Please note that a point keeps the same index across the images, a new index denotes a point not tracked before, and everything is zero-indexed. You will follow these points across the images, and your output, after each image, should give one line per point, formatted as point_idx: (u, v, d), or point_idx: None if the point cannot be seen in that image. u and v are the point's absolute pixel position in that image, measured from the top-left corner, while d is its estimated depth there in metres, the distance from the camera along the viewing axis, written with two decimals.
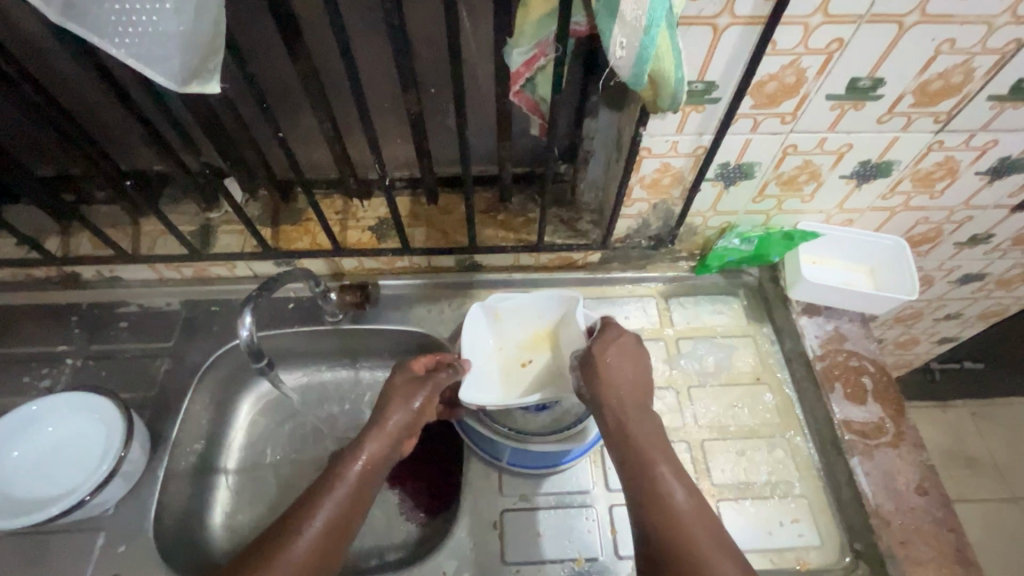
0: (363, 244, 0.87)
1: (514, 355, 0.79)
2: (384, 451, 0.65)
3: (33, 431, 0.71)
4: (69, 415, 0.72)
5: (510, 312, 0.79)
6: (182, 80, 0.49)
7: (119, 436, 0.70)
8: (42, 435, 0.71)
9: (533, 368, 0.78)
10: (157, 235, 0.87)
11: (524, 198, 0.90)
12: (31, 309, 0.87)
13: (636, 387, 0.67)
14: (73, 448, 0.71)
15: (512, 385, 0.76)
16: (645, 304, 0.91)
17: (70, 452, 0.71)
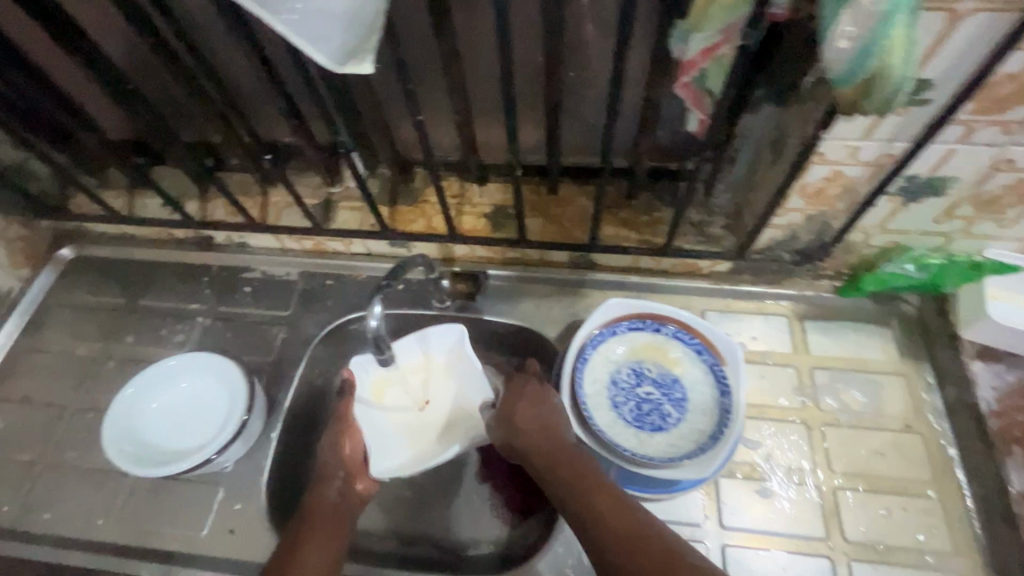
0: (477, 233, 0.84)
1: (405, 403, 0.75)
2: (344, 487, 0.67)
3: (168, 385, 0.76)
4: (199, 373, 0.76)
5: (395, 358, 0.76)
6: (341, 60, 0.46)
7: (242, 400, 0.73)
8: (176, 390, 0.76)
9: (428, 411, 0.75)
10: (283, 206, 0.89)
11: (653, 196, 0.82)
12: (169, 266, 0.93)
13: (549, 430, 0.64)
14: (201, 405, 0.76)
15: (411, 436, 0.73)
16: (777, 323, 0.82)
17: (199, 409, 0.75)
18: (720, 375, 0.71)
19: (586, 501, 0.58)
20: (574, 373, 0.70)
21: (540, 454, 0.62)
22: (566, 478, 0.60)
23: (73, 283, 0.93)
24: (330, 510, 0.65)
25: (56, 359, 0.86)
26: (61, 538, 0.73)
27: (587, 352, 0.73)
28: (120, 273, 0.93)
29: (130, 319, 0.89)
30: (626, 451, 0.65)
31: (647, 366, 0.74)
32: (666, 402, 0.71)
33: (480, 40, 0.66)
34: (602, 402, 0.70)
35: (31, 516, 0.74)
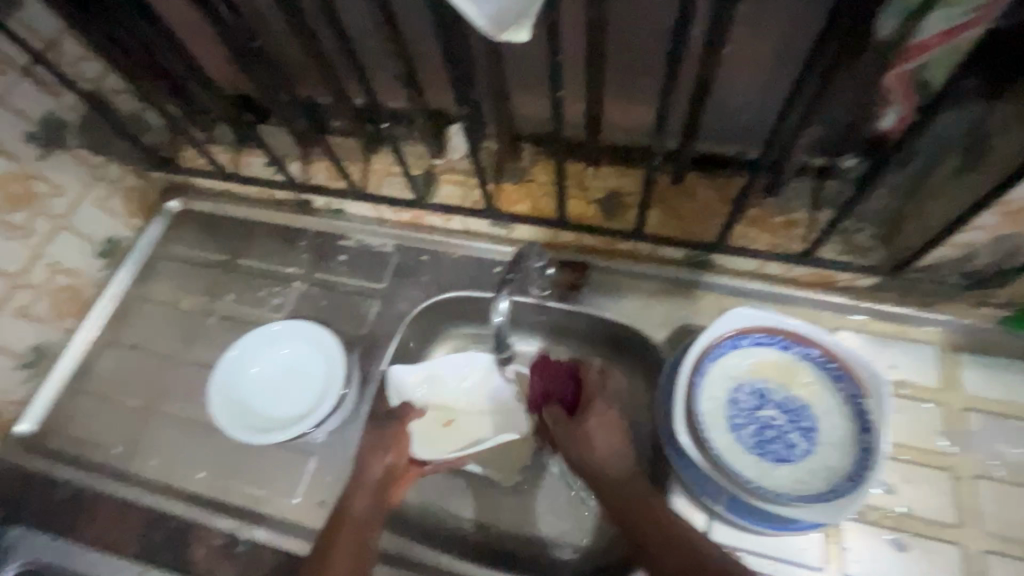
0: (587, 220, 0.78)
1: (439, 412, 0.75)
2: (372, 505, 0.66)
3: (269, 350, 0.77)
4: (300, 341, 0.77)
5: (443, 366, 0.77)
6: (498, 29, 0.41)
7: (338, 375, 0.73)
8: (275, 355, 0.77)
9: (458, 427, 0.74)
10: (385, 174, 0.86)
11: (792, 194, 0.73)
12: (269, 227, 0.93)
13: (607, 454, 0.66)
14: (300, 372, 0.77)
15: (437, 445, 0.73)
16: (925, 352, 0.71)
17: (295, 377, 0.76)
18: (859, 408, 0.62)
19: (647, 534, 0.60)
20: (692, 386, 0.64)
21: (598, 479, 0.65)
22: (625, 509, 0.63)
23: (179, 236, 0.95)
24: (362, 519, 0.65)
25: (162, 310, 0.89)
26: (164, 486, 0.75)
27: (705, 365, 0.66)
28: (222, 229, 0.94)
29: (231, 277, 0.90)
30: (747, 482, 0.59)
31: (771, 387, 0.66)
32: (792, 429, 0.64)
33: (629, 6, 0.58)
34: (719, 422, 0.64)
35: (139, 460, 0.78)
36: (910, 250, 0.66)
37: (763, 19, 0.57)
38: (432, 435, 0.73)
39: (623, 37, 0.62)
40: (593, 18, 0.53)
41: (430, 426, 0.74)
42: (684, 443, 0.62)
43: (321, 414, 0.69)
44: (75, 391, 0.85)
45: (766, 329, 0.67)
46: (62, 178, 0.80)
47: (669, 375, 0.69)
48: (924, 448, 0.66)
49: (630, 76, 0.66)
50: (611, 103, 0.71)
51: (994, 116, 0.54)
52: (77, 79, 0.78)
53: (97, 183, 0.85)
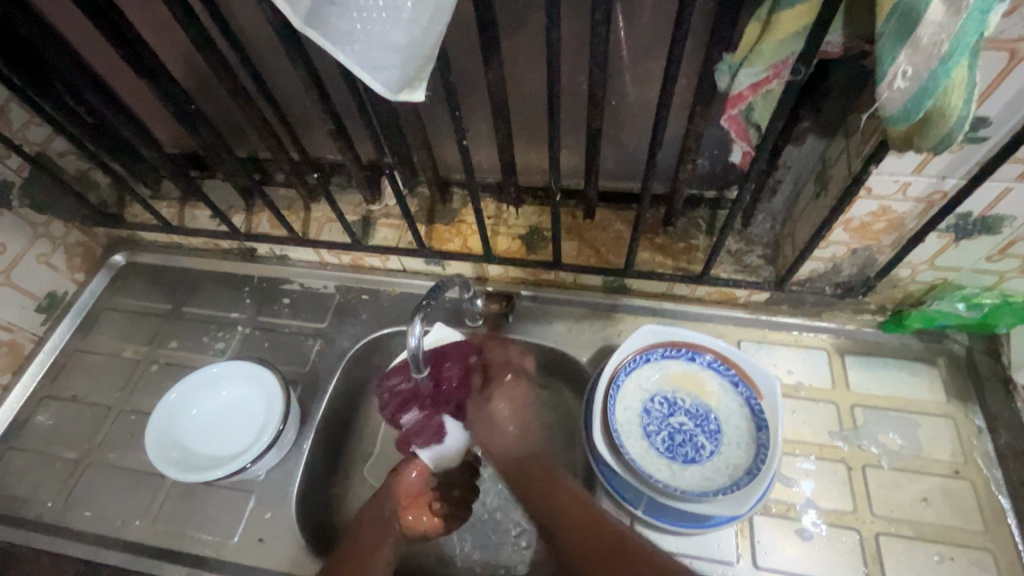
0: (511, 253, 0.84)
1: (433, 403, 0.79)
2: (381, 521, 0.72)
3: (210, 391, 0.79)
4: (240, 380, 0.80)
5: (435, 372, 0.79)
6: (395, 88, 0.48)
7: (277, 411, 0.76)
8: (216, 396, 0.80)
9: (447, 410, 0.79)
10: (325, 221, 0.91)
11: (689, 223, 0.82)
12: (214, 275, 0.97)
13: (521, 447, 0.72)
14: (241, 411, 0.79)
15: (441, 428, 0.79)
16: (816, 357, 0.79)
17: (237, 416, 0.79)
18: (756, 409, 0.69)
19: (548, 519, 0.65)
20: (607, 399, 0.70)
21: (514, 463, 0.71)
22: (534, 488, 0.68)
23: (123, 288, 0.97)
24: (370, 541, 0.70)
25: (104, 361, 0.90)
26: (100, 536, 0.75)
27: (620, 379, 0.72)
28: (167, 280, 0.97)
29: (176, 325, 0.92)
30: (657, 482, 0.64)
31: (681, 395, 0.73)
32: (699, 432, 0.70)
33: (526, 66, 0.68)
34: (634, 430, 0.70)
35: (73, 512, 0.77)
36: (790, 265, 0.74)
37: (638, 73, 0.67)
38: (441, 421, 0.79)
39: (524, 93, 0.71)
40: (490, 77, 0.61)
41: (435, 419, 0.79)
42: (601, 452, 0.67)
43: (260, 449, 0.72)
44: (8, 446, 0.84)
45: (673, 342, 0.74)
46: (4, 236, 0.83)
47: (588, 392, 0.74)
48: (819, 443, 0.73)
49: (537, 125, 0.75)
50: (524, 149, 0.80)
51: (830, 150, 0.64)
52: (23, 142, 0.82)
53: (40, 240, 0.88)
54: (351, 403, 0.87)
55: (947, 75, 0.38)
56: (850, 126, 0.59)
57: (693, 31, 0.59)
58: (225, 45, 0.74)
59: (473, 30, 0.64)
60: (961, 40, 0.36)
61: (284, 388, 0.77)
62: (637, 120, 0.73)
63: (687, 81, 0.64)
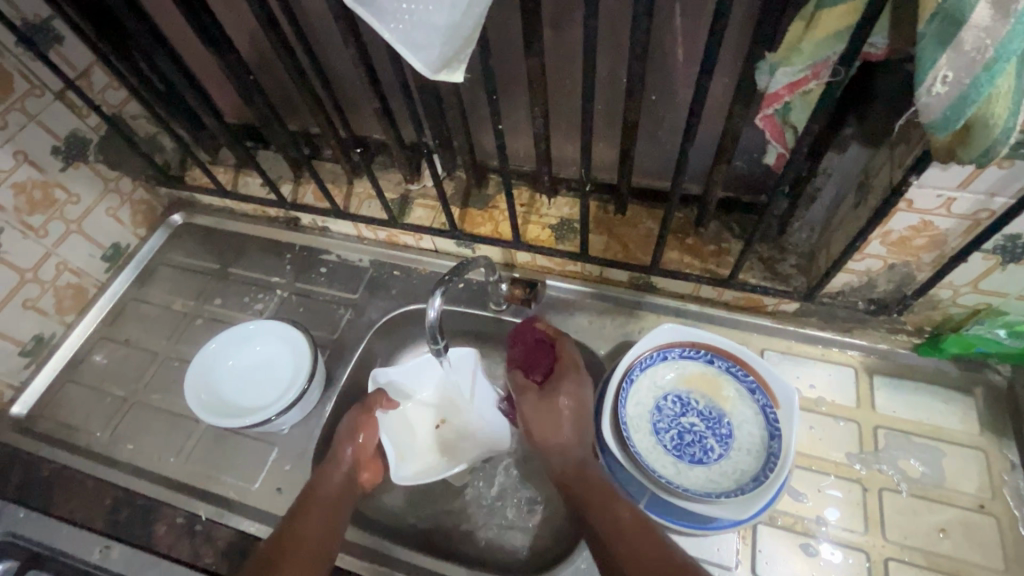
0: (539, 242, 0.86)
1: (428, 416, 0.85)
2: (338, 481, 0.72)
3: (245, 345, 0.85)
4: (274, 338, 0.85)
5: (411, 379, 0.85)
6: (435, 68, 0.50)
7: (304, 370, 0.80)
8: (251, 351, 0.85)
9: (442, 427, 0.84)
10: (365, 197, 0.95)
11: (722, 225, 0.81)
12: (260, 240, 1.03)
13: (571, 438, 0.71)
14: (272, 367, 0.84)
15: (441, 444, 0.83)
16: (842, 373, 0.77)
17: (268, 371, 0.84)
18: (770, 417, 0.68)
19: (605, 520, 0.62)
20: (619, 391, 0.70)
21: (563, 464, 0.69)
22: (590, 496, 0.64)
23: (179, 246, 1.05)
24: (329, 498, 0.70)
25: (156, 311, 0.97)
26: (138, 468, 0.81)
27: (634, 373, 0.72)
28: (217, 241, 1.04)
29: (222, 284, 0.99)
30: (660, 479, 0.64)
31: (695, 397, 0.72)
32: (710, 435, 0.69)
33: (568, 57, 0.69)
34: (643, 425, 0.70)
35: (117, 445, 0.84)
36: (821, 275, 0.73)
37: (680, 69, 0.67)
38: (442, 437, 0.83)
39: (564, 85, 0.72)
40: (530, 65, 0.63)
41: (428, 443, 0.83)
42: (608, 443, 0.68)
43: (285, 404, 0.77)
44: (66, 380, 0.92)
45: (692, 343, 0.74)
46: (79, 188, 0.91)
47: (602, 384, 0.75)
48: (835, 461, 0.71)
49: (574, 117, 0.76)
50: (560, 141, 0.81)
51: (875, 160, 0.62)
52: (103, 104, 0.90)
53: (109, 194, 0.96)
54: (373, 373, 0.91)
55: (990, 82, 0.37)
56: (895, 135, 0.57)
57: (736, 30, 0.58)
58: (287, 23, 0.78)
59: (518, 19, 0.66)
60: (1007, 42, 0.35)
61: (312, 349, 0.81)
62: (675, 118, 0.72)
63: (728, 81, 0.64)
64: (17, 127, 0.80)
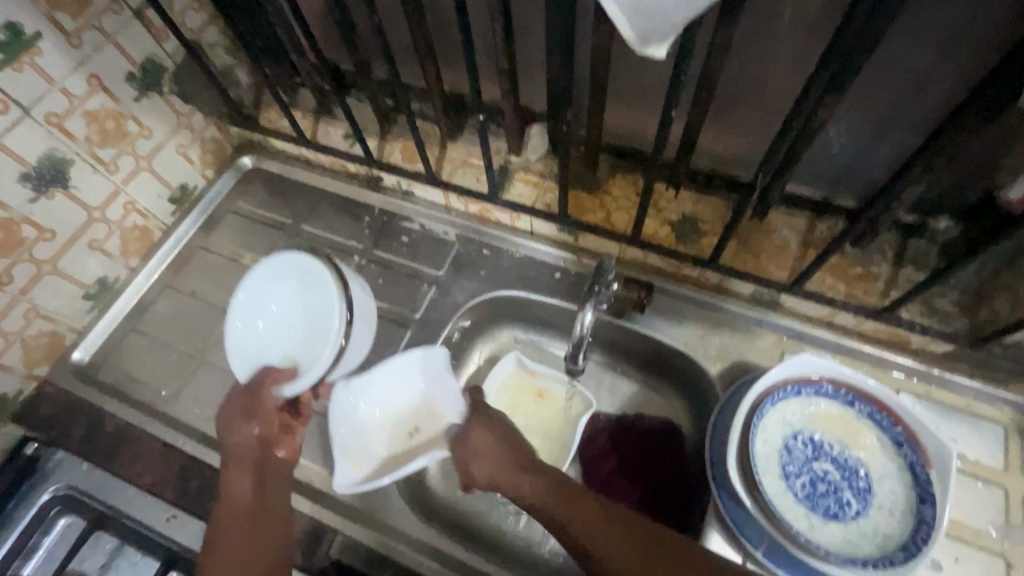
0: (658, 240, 0.76)
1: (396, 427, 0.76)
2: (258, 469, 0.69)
3: (262, 301, 0.79)
4: (285, 285, 0.79)
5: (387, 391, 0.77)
6: (644, 40, 0.40)
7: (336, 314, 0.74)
8: (268, 305, 0.80)
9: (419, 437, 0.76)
10: (460, 163, 0.85)
11: (876, 246, 0.71)
12: (336, 197, 0.94)
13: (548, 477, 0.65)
14: (296, 318, 0.79)
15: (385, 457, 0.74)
16: (990, 429, 0.69)
17: (299, 313, 0.79)
18: (921, 478, 0.60)
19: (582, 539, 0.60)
20: (748, 426, 0.63)
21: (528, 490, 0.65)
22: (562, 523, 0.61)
23: (247, 193, 0.96)
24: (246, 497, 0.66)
25: (224, 263, 0.91)
26: (204, 435, 0.77)
27: (765, 407, 0.65)
28: (290, 192, 0.96)
29: (294, 241, 0.91)
30: (795, 534, 0.58)
31: (828, 440, 0.65)
32: (845, 487, 0.62)
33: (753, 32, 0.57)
34: (771, 467, 0.63)
35: (182, 406, 0.79)
36: (998, 324, 0.63)
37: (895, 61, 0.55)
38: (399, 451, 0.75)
39: (739, 64, 0.60)
40: (721, 41, 0.51)
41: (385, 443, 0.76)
42: (733, 484, 0.61)
43: (333, 352, 0.72)
44: (128, 328, 0.86)
45: (831, 379, 0.66)
46: (152, 121, 0.82)
47: (722, 412, 0.67)
48: (976, 529, 0.64)
49: (735, 102, 0.64)
50: (707, 129, 0.70)
51: None
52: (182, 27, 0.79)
53: (181, 130, 0.87)
54: (452, 359, 0.84)
55: None
56: None
57: None
58: None
59: None
60: None
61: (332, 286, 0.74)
62: (861, 121, 0.60)
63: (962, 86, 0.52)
64: (92, 48, 0.71)
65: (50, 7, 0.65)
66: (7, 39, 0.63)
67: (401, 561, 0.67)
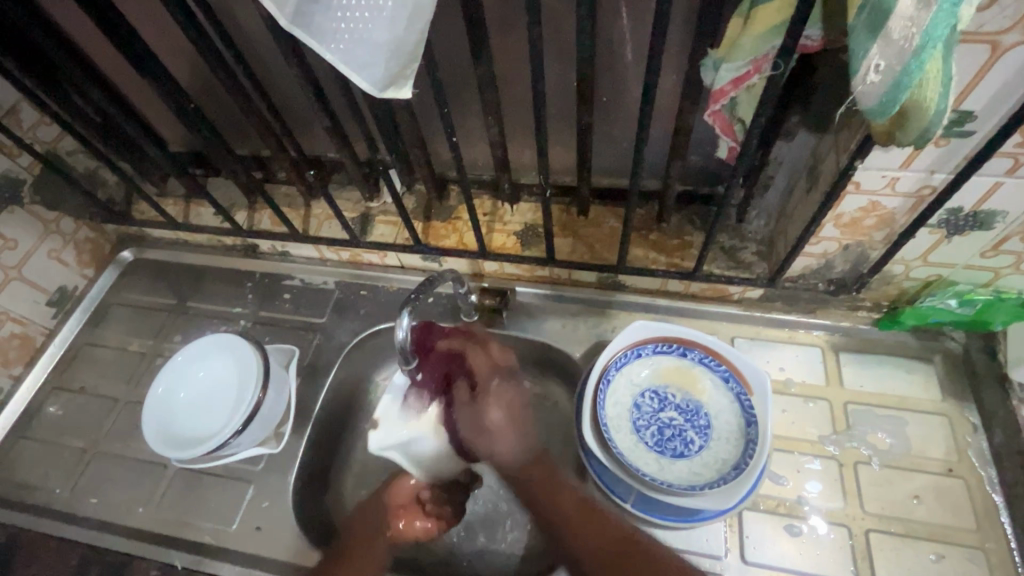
0: (506, 250, 0.85)
1: (204, 409, 0.77)
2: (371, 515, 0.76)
3: (187, 373, 0.78)
4: (213, 356, 0.79)
5: (174, 390, 0.77)
6: (381, 86, 0.49)
7: (255, 372, 0.75)
8: (194, 377, 0.79)
9: (216, 412, 0.77)
10: (325, 218, 0.93)
11: (683, 219, 0.82)
12: (217, 270, 0.99)
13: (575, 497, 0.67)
14: (219, 389, 0.78)
15: (197, 431, 0.76)
16: (811, 353, 0.79)
17: (224, 386, 0.78)
18: (746, 404, 0.69)
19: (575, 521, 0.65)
20: (597, 394, 0.70)
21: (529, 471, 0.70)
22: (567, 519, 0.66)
23: (131, 283, 1.00)
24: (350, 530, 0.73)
25: (113, 354, 0.93)
26: (105, 522, 0.77)
27: (610, 374, 0.73)
28: (173, 274, 1.00)
29: (180, 319, 0.95)
30: (644, 476, 0.65)
31: (671, 390, 0.73)
32: (689, 427, 0.70)
33: (516, 64, 0.68)
34: (624, 424, 0.70)
35: (79, 500, 0.79)
36: (781, 261, 0.74)
37: (630, 72, 0.67)
38: (209, 427, 0.76)
39: (517, 92, 0.72)
40: (479, 75, 0.62)
41: (198, 424, 0.77)
42: (591, 448, 0.68)
43: (250, 409, 0.72)
44: (19, 436, 0.86)
45: (664, 338, 0.74)
46: (16, 232, 0.86)
47: (579, 389, 0.75)
48: (810, 440, 0.73)
49: (528, 122, 0.75)
50: (519, 149, 0.80)
51: (821, 146, 0.64)
52: (34, 142, 0.85)
53: (50, 236, 0.91)
54: (349, 397, 0.89)
55: (920, 67, 0.38)
56: (838, 121, 0.59)
57: (676, 25, 0.58)
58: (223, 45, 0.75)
59: (464, 31, 0.65)
60: (931, 28, 0.36)
61: (256, 349, 0.76)
62: (627, 119, 0.72)
63: (676, 79, 0.64)
64: None
65: None
66: None
67: None
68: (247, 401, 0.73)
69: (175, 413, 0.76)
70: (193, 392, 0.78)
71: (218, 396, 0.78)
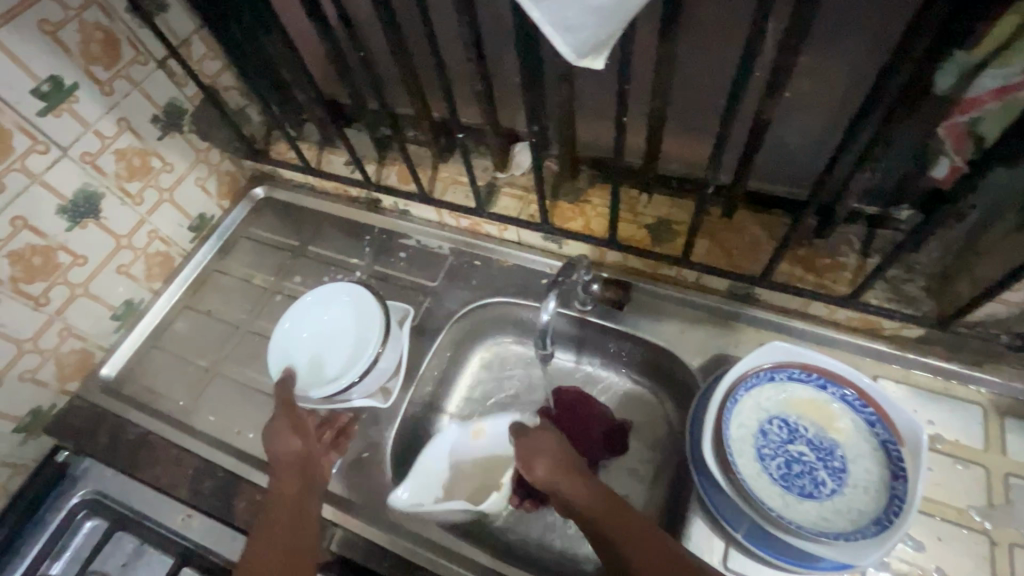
0: (636, 242, 0.81)
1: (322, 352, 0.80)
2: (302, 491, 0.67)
3: (311, 314, 0.81)
4: (336, 302, 0.81)
5: (296, 328, 0.80)
6: (580, 53, 0.46)
7: (376, 324, 0.76)
8: (315, 319, 0.81)
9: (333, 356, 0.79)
10: (451, 183, 0.92)
11: (841, 238, 0.74)
12: (338, 218, 1.01)
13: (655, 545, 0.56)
14: (337, 334, 0.81)
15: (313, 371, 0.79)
16: (969, 410, 0.70)
17: (343, 333, 0.81)
18: (893, 455, 0.62)
19: None
20: (722, 413, 0.66)
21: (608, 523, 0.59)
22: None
23: (260, 219, 1.05)
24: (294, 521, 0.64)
25: (238, 284, 0.98)
26: (218, 440, 0.82)
27: (738, 394, 0.67)
28: (298, 217, 1.03)
29: (300, 262, 0.98)
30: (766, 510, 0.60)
31: (804, 423, 0.67)
32: (821, 467, 0.64)
33: (699, 45, 0.62)
34: (747, 449, 0.65)
35: (197, 415, 0.85)
36: (960, 303, 0.66)
37: (832, 67, 0.59)
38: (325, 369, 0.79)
39: (690, 76, 0.66)
40: (665, 54, 0.57)
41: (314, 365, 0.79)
42: (710, 468, 0.64)
43: (369, 360, 0.73)
44: (151, 346, 0.94)
45: (804, 366, 0.68)
46: (174, 156, 0.91)
47: (698, 403, 0.70)
48: (957, 507, 0.65)
49: (692, 110, 0.70)
50: (672, 138, 0.75)
51: None
52: (199, 73, 0.89)
53: (199, 165, 0.96)
54: (449, 365, 0.89)
55: None
56: None
57: None
58: None
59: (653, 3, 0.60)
60: None
61: (380, 304, 0.77)
62: (809, 120, 0.65)
63: None
64: (121, 94, 0.81)
65: (85, 61, 0.75)
66: (50, 90, 0.73)
67: (395, 551, 0.71)
68: (365, 352, 0.75)
69: (294, 350, 0.79)
70: (313, 333, 0.81)
71: (335, 341, 0.80)
